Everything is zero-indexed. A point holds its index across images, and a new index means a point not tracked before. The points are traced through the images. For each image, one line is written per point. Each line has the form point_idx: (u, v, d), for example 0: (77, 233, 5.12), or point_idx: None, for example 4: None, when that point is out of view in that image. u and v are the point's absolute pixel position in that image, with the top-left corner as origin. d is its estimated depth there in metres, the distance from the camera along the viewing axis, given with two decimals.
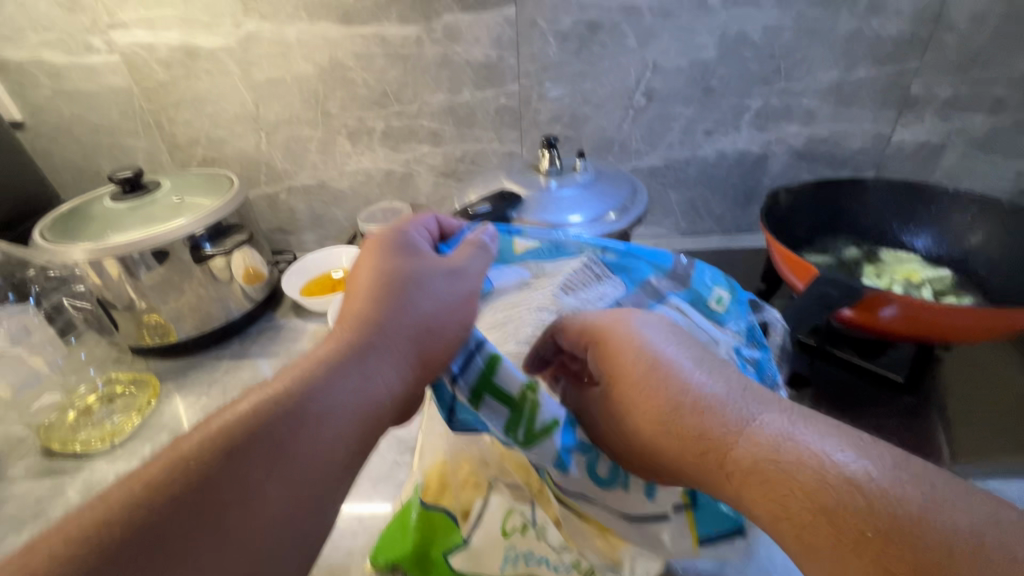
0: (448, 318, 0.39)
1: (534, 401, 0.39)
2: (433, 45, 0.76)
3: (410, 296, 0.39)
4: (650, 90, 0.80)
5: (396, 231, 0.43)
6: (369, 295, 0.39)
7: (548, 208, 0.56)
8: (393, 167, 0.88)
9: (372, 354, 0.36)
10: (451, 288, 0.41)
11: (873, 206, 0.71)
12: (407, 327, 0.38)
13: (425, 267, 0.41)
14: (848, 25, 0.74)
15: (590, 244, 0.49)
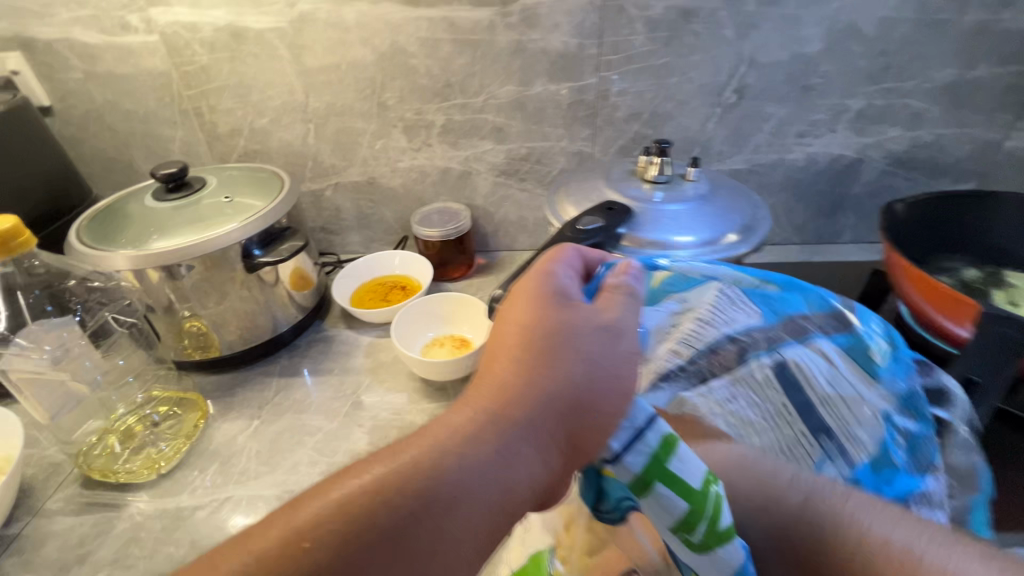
0: (608, 390, 0.31)
1: (717, 496, 0.31)
2: (507, 31, 0.68)
3: (559, 357, 0.31)
4: (742, 86, 0.72)
5: (544, 274, 0.36)
6: (513, 353, 0.32)
7: (662, 225, 0.49)
8: (451, 165, 0.80)
9: (515, 430, 0.29)
10: (608, 349, 0.32)
11: (1002, 224, 0.63)
12: (558, 399, 0.30)
13: (579, 319, 0.33)
14: (975, 17, 0.66)
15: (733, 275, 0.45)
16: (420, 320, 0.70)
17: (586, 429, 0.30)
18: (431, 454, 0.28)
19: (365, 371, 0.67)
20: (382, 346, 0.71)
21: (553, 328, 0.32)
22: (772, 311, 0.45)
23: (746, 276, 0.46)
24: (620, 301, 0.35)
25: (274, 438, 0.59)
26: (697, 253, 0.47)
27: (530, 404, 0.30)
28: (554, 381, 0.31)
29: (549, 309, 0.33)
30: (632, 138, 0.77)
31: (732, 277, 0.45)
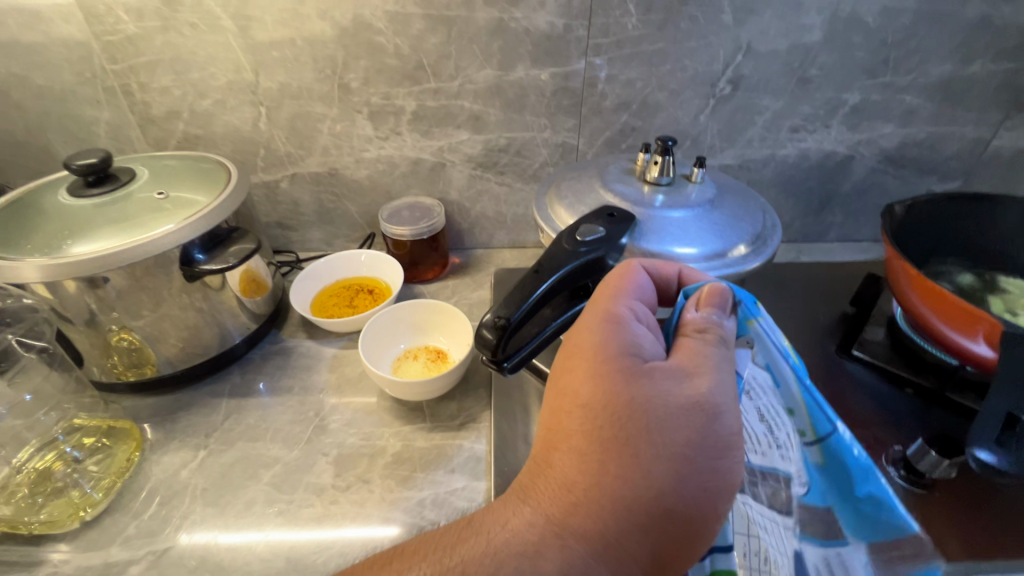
0: (692, 491, 0.31)
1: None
2: (487, 7, 0.61)
3: (636, 449, 0.31)
4: (738, 76, 0.67)
5: (627, 334, 0.35)
6: (582, 446, 0.32)
7: (669, 235, 0.44)
8: (423, 156, 0.73)
9: (579, 543, 0.31)
10: (688, 432, 0.32)
11: (1000, 227, 0.61)
12: (633, 503, 0.31)
13: (659, 399, 0.32)
14: (977, 10, 0.63)
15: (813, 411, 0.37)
16: (389, 330, 0.63)
17: (665, 535, 0.31)
18: (487, 566, 0.30)
19: (328, 389, 0.60)
20: (347, 359, 0.64)
21: (630, 413, 0.32)
22: (830, 490, 0.38)
23: (812, 420, 0.37)
24: (707, 359, 0.34)
25: (224, 471, 0.51)
26: (707, 266, 0.43)
27: (599, 509, 0.31)
28: (630, 482, 0.31)
29: (622, 383, 0.33)
30: (620, 130, 0.71)
31: (791, 404, 0.38)
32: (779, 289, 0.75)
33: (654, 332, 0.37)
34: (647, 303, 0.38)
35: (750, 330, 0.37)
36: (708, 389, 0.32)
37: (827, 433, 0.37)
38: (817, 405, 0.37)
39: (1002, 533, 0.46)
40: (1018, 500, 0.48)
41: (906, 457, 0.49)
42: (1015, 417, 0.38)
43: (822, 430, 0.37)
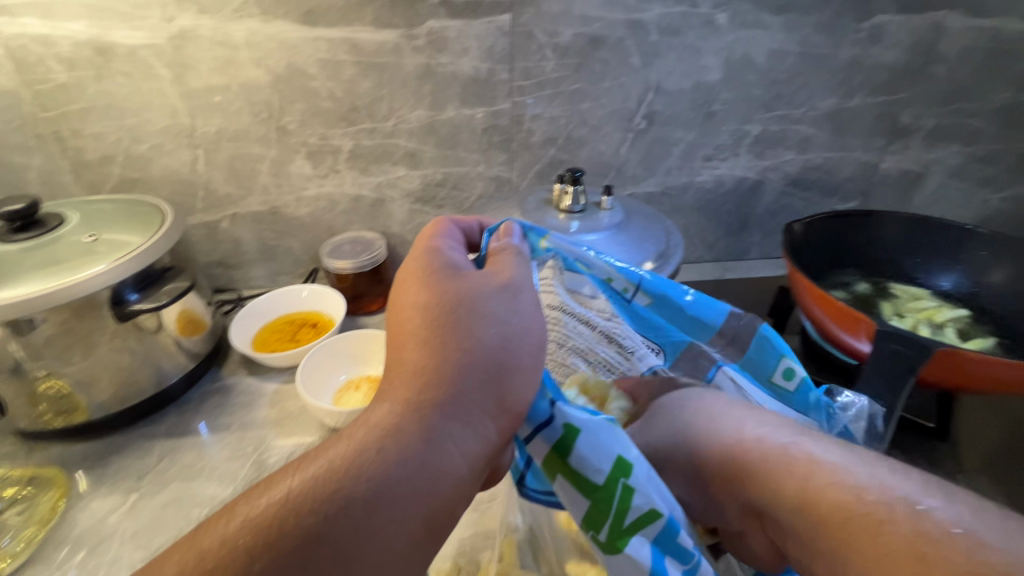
0: (518, 347, 0.34)
1: (625, 490, 0.33)
2: (415, 55, 0.66)
3: (463, 326, 0.33)
4: (651, 112, 0.74)
5: (441, 256, 0.38)
6: (418, 336, 0.33)
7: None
8: (362, 193, 0.76)
9: (435, 412, 0.30)
10: (506, 308, 0.35)
11: (885, 239, 0.68)
12: (471, 365, 0.32)
13: (478, 287, 0.35)
14: (849, 52, 0.72)
15: (622, 274, 0.42)
16: (329, 363, 0.64)
17: (506, 386, 0.32)
18: (351, 459, 0.28)
19: (269, 424, 0.60)
20: (289, 393, 0.64)
21: (456, 300, 0.34)
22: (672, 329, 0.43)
23: (623, 275, 0.42)
24: (510, 262, 0.37)
25: (156, 514, 0.51)
26: None
27: (444, 378, 0.31)
28: (465, 351, 0.32)
29: (444, 285, 0.36)
30: (549, 163, 0.76)
31: (605, 274, 0.42)
32: None
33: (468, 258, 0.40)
34: (461, 243, 0.41)
35: (547, 249, 0.41)
36: (513, 275, 0.36)
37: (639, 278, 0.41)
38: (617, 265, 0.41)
39: None
40: None
41: None
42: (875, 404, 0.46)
43: (634, 279, 0.42)
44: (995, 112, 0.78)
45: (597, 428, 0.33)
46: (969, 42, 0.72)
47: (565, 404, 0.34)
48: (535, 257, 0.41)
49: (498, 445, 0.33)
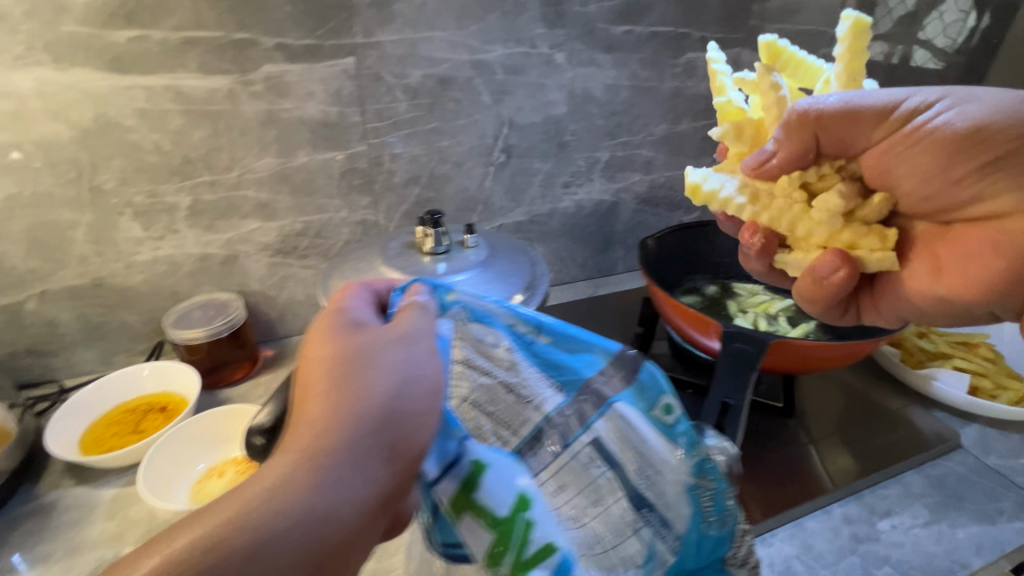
0: (426, 387, 0.28)
1: (526, 523, 0.32)
2: (252, 100, 0.61)
3: (353, 376, 0.27)
4: (508, 146, 0.76)
5: (341, 306, 0.31)
6: (310, 387, 0.27)
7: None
8: (209, 252, 0.68)
9: (329, 463, 0.24)
10: (403, 356, 0.28)
11: (721, 245, 0.77)
12: (369, 408, 0.26)
13: (374, 333, 0.29)
14: (671, 84, 0.81)
15: (521, 318, 0.34)
16: (186, 449, 0.56)
17: (411, 429, 0.27)
18: (226, 522, 0.22)
19: (104, 543, 0.50)
20: (132, 497, 0.54)
21: (345, 352, 0.28)
22: (576, 373, 0.35)
23: (521, 316, 0.34)
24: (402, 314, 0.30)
25: None
26: None
27: (340, 421, 0.25)
28: (352, 401, 0.26)
29: (342, 332, 0.29)
30: (415, 202, 0.75)
31: (508, 320, 0.34)
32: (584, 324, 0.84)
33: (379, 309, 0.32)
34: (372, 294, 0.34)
35: (451, 303, 0.33)
36: (416, 320, 0.30)
37: (539, 322, 0.34)
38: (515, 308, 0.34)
39: (771, 489, 0.55)
40: (771, 460, 0.59)
41: None
42: (727, 405, 0.49)
43: (534, 321, 0.34)
44: None
45: (502, 467, 0.32)
46: None
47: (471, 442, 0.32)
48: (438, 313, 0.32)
49: (398, 500, 0.26)
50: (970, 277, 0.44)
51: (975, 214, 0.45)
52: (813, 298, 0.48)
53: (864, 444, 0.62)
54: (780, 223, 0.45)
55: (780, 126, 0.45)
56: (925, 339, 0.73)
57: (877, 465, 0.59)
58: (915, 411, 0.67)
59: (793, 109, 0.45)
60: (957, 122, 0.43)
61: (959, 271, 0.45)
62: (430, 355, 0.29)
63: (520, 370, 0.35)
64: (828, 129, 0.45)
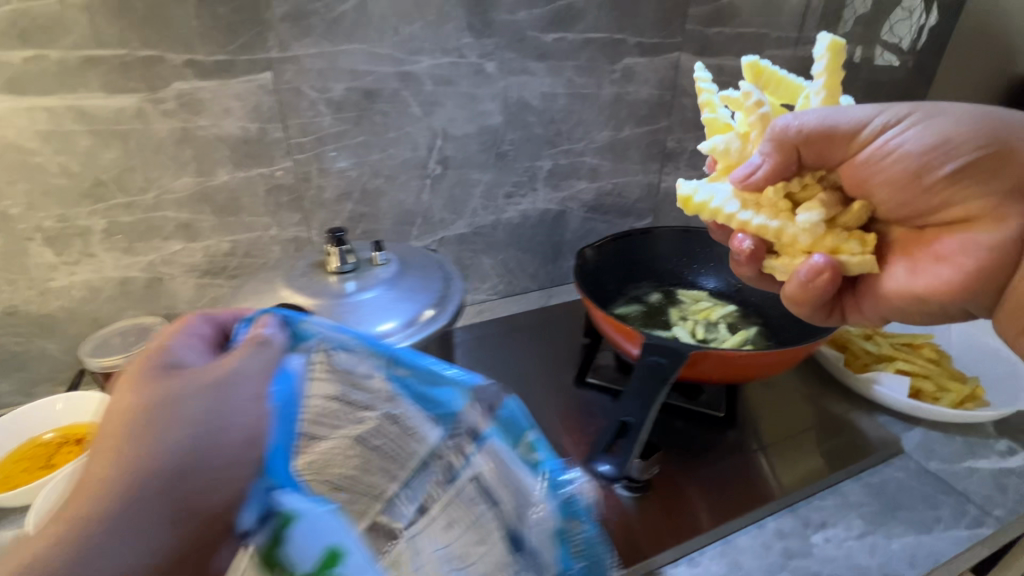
0: (228, 447, 0.28)
1: None
2: (164, 119, 0.59)
3: (152, 427, 0.27)
4: (444, 158, 0.75)
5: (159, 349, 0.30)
6: (103, 445, 0.27)
7: (359, 318, 0.46)
8: (131, 275, 0.66)
9: (97, 530, 0.25)
10: (209, 401, 0.28)
11: (663, 251, 0.76)
12: (154, 473, 0.26)
13: (181, 384, 0.28)
14: (609, 90, 0.80)
15: (380, 350, 0.34)
16: None
17: (201, 491, 0.27)
18: None
19: None
20: None
21: (143, 407, 0.27)
22: (445, 403, 0.35)
23: (377, 349, 0.34)
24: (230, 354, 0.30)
25: None
26: (405, 337, 0.47)
27: (122, 486, 0.26)
28: (135, 460, 0.26)
29: (149, 383, 0.28)
30: (349, 217, 0.74)
31: (367, 352, 0.34)
32: (531, 337, 0.83)
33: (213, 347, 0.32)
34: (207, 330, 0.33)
35: (311, 334, 0.32)
36: (234, 368, 0.30)
37: (395, 355, 0.34)
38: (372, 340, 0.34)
39: (702, 505, 0.54)
40: (706, 473, 0.57)
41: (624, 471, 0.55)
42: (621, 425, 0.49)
43: (389, 354, 0.34)
44: None
45: (321, 522, 0.28)
46: None
47: (287, 491, 0.29)
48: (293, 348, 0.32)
49: (197, 554, 0.27)
50: (948, 279, 0.46)
51: (947, 218, 0.47)
52: (799, 301, 0.50)
53: (802, 454, 0.60)
54: (769, 231, 0.47)
55: (767, 141, 0.47)
56: (869, 341, 0.71)
57: (815, 475, 0.57)
58: (859, 417, 0.65)
59: (776, 127, 0.46)
60: (922, 130, 0.46)
61: (935, 273, 0.47)
62: (246, 398, 0.29)
63: (399, 402, 0.35)
64: (807, 144, 0.47)
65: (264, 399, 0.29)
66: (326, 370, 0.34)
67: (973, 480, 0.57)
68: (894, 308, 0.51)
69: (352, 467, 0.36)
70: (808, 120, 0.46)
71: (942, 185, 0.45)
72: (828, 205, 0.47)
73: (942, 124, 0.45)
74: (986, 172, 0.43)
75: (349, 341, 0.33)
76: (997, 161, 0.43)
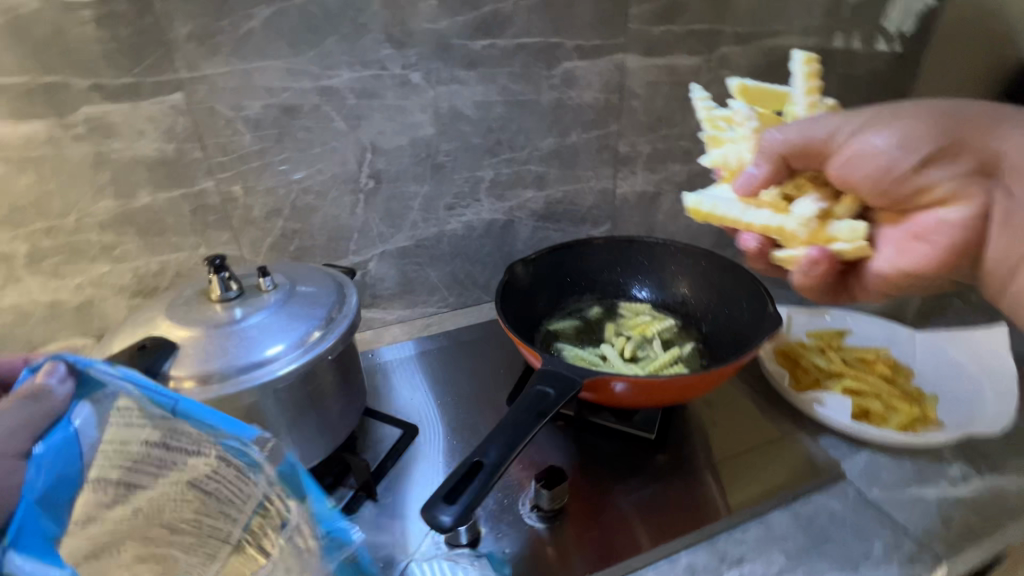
0: None
1: None
2: (76, 143, 0.59)
3: None
4: (376, 171, 0.73)
5: None
6: None
7: (237, 347, 0.45)
8: (60, 298, 0.67)
9: None
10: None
11: (602, 262, 0.73)
12: None
13: None
14: (550, 96, 0.77)
15: (162, 399, 0.36)
16: None
17: None
18: None
19: None
20: None
21: None
22: (246, 453, 0.38)
23: (153, 399, 0.35)
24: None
25: None
26: (288, 363, 0.46)
27: None
28: None
29: None
30: (281, 234, 0.73)
31: (147, 402, 0.36)
32: (476, 353, 0.81)
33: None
34: None
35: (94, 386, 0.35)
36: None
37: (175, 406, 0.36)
38: (150, 389, 0.35)
39: (613, 537, 0.53)
40: (624, 501, 0.56)
41: (535, 499, 0.55)
42: (479, 463, 0.39)
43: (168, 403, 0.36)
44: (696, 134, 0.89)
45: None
46: (651, 77, 0.82)
47: (20, 552, 0.29)
48: (79, 396, 0.34)
49: None
50: (941, 258, 0.52)
51: (931, 203, 0.51)
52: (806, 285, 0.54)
53: (731, 478, 0.58)
54: (772, 229, 0.48)
55: (761, 151, 0.50)
56: (820, 355, 0.67)
57: (740, 502, 0.56)
58: (803, 440, 0.62)
59: (768, 139, 0.50)
60: (887, 126, 0.50)
61: (921, 255, 0.53)
62: (3, 455, 0.30)
63: (212, 441, 0.38)
64: (794, 156, 0.50)
65: (20, 458, 0.31)
66: (127, 413, 0.35)
67: (913, 512, 0.55)
68: (891, 285, 0.57)
69: (191, 511, 0.38)
70: (779, 138, 0.49)
71: (915, 181, 0.50)
72: (821, 201, 0.51)
73: (904, 123, 0.50)
74: (967, 164, 0.48)
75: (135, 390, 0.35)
76: (968, 152, 0.48)
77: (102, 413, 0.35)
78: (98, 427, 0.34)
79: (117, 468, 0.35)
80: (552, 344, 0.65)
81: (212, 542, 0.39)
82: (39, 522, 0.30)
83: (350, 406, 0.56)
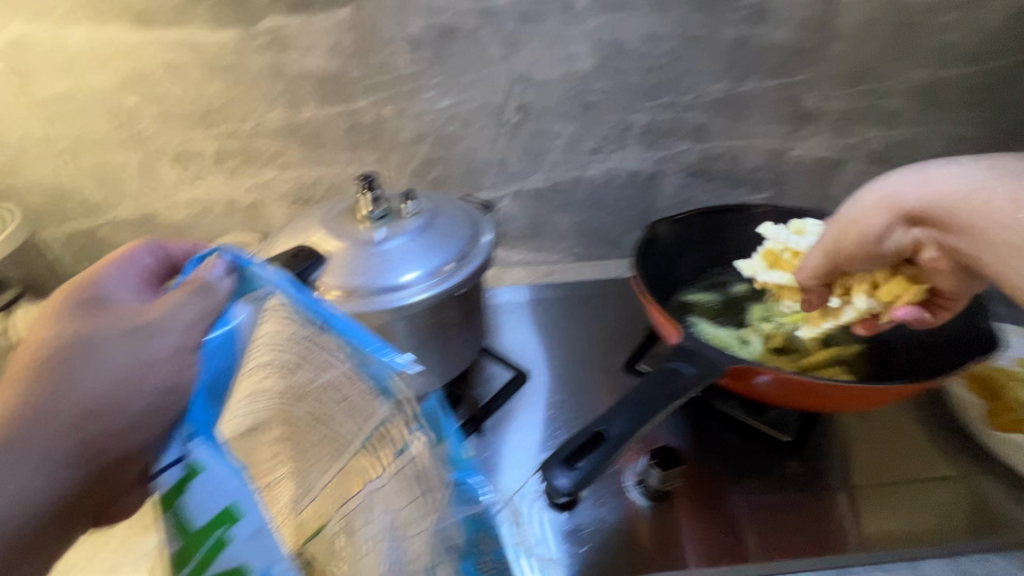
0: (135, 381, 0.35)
1: (218, 543, 0.30)
2: (258, 54, 0.63)
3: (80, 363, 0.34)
4: (523, 105, 0.70)
5: (88, 285, 0.38)
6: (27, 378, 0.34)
7: (376, 267, 0.46)
8: (236, 196, 0.74)
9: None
10: (145, 352, 0.35)
11: (761, 233, 0.63)
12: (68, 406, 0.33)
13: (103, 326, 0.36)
14: (732, 33, 0.66)
15: (311, 311, 0.35)
16: None
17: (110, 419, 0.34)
18: None
19: None
20: None
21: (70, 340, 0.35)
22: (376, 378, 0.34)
23: (307, 310, 0.36)
24: (176, 301, 0.36)
25: None
26: (422, 290, 0.46)
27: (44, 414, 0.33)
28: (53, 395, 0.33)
29: (75, 320, 0.36)
30: (422, 160, 0.73)
31: (302, 312, 0.36)
32: (596, 311, 0.77)
33: (142, 287, 0.40)
34: (146, 269, 0.41)
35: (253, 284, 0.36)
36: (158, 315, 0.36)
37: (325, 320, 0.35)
38: (303, 302, 0.35)
39: (720, 537, 0.49)
40: (742, 502, 0.51)
41: (644, 475, 0.51)
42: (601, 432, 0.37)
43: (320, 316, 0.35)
44: (911, 91, 0.72)
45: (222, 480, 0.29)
46: (866, 15, 0.66)
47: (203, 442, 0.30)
48: (239, 293, 0.36)
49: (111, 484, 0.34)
50: None
51: None
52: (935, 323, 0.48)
53: (876, 510, 0.50)
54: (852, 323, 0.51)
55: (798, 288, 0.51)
56: None
57: (883, 539, 0.48)
58: (982, 486, 0.52)
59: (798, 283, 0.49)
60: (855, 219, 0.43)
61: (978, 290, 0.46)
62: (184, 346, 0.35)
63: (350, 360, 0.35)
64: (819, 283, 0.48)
65: (196, 347, 0.35)
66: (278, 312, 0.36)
67: None
68: None
69: (315, 408, 0.37)
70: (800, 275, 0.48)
71: (897, 244, 0.43)
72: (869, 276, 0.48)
73: (847, 216, 0.43)
74: (903, 224, 0.41)
75: (287, 294, 0.36)
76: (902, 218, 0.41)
77: (265, 310, 0.36)
78: (255, 323, 0.36)
79: (269, 355, 0.36)
80: (687, 317, 0.60)
81: (337, 441, 0.37)
82: (208, 410, 0.32)
83: (468, 343, 0.56)
